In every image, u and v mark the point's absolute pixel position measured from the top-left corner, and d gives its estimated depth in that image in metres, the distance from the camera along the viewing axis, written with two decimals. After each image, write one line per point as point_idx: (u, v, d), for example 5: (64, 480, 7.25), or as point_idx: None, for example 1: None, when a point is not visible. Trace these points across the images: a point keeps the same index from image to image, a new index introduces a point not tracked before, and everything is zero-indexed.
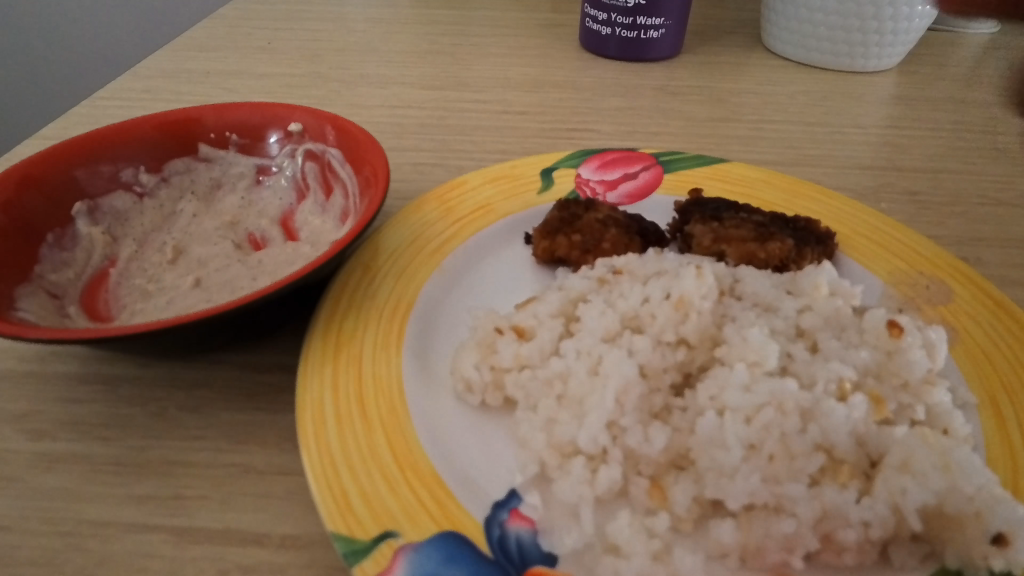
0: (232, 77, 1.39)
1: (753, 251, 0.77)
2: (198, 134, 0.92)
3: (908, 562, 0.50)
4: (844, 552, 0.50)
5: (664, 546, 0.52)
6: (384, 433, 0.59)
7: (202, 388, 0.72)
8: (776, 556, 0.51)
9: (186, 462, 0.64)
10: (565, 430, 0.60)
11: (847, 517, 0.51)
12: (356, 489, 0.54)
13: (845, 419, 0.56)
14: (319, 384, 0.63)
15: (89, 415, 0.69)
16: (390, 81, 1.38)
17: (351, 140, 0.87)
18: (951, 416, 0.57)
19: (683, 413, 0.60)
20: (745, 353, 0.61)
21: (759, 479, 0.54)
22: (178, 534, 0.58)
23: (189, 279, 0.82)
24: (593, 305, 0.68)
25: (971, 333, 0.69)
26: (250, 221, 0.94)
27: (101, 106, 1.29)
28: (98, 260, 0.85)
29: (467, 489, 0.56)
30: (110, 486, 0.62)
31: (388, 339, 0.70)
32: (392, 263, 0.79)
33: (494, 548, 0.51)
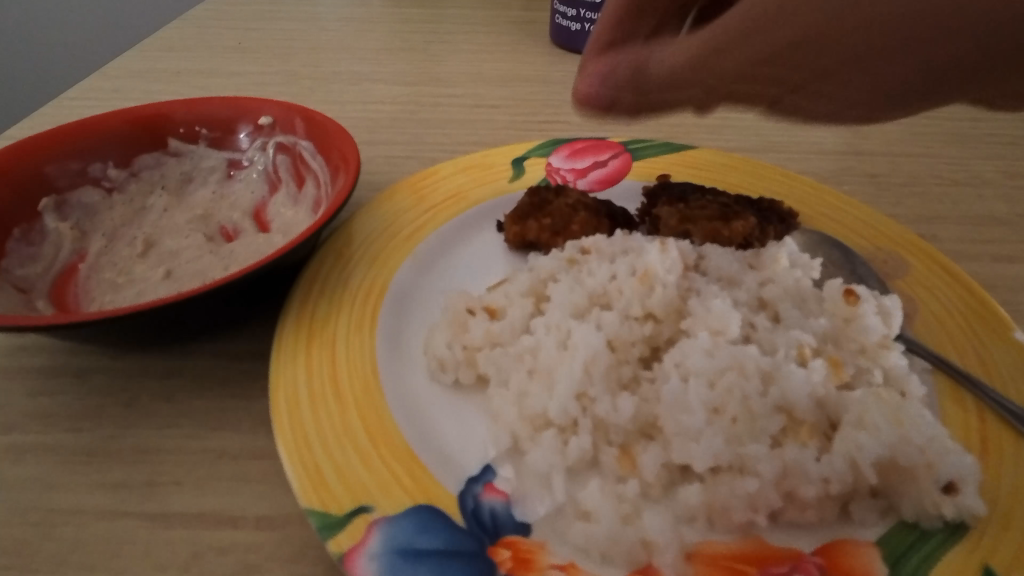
0: (202, 76, 1.38)
1: (718, 229, 0.79)
2: (168, 129, 0.92)
3: (865, 514, 0.52)
4: (806, 509, 0.52)
5: (633, 510, 0.54)
6: (358, 412, 0.60)
7: (175, 376, 0.72)
8: (741, 515, 0.52)
9: (159, 449, 0.64)
10: (537, 401, 0.61)
11: (808, 474, 0.53)
12: (330, 464, 0.55)
13: (804, 381, 0.57)
14: (293, 366, 0.63)
15: (59, 407, 0.68)
16: (363, 77, 1.38)
17: (322, 130, 0.87)
18: (907, 378, 0.60)
19: (650, 384, 0.62)
20: (708, 323, 0.63)
21: (722, 441, 0.56)
22: (152, 519, 0.58)
23: (160, 271, 0.82)
24: (562, 283, 0.70)
25: (926, 302, 0.72)
26: (221, 213, 0.94)
27: (68, 105, 1.27)
28: (67, 255, 0.84)
29: (440, 463, 0.57)
30: (82, 475, 0.61)
31: (362, 321, 0.70)
32: (365, 249, 0.80)
33: (467, 518, 0.52)
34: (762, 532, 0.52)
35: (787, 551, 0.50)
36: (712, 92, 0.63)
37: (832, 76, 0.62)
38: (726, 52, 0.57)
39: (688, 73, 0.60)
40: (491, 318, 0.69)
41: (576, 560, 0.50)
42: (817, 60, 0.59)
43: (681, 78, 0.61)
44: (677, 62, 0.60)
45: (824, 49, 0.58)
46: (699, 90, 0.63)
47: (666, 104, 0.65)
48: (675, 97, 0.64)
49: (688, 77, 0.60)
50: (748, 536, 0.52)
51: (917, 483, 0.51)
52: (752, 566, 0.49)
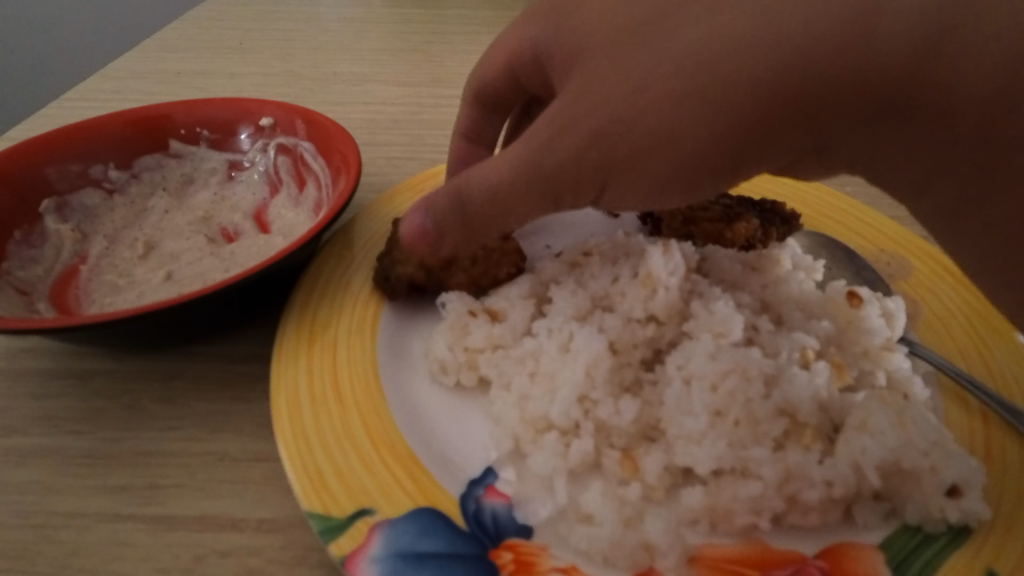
0: (204, 76, 1.38)
1: (721, 232, 0.79)
2: (169, 130, 0.92)
3: (868, 518, 0.52)
4: (809, 512, 0.52)
5: (636, 513, 0.54)
6: (359, 415, 0.60)
7: (176, 379, 0.71)
8: (743, 519, 0.52)
9: (160, 452, 0.64)
10: (538, 405, 0.61)
11: (811, 477, 0.53)
12: (332, 467, 0.55)
13: (808, 384, 0.57)
14: (294, 370, 0.63)
15: (60, 409, 0.68)
16: (364, 78, 1.38)
17: (323, 132, 0.87)
18: (911, 382, 0.59)
19: (653, 387, 0.62)
20: (711, 326, 0.63)
21: (725, 444, 0.56)
22: (153, 522, 0.58)
23: (161, 274, 0.82)
24: (564, 287, 0.70)
25: (928, 303, 0.72)
26: (222, 215, 0.94)
27: (70, 107, 1.28)
28: (68, 256, 0.84)
29: (442, 466, 0.57)
30: (83, 478, 0.62)
31: (363, 324, 0.70)
32: (366, 251, 0.79)
33: (469, 521, 0.52)
34: (765, 536, 0.52)
35: (790, 555, 0.50)
36: (600, 183, 0.56)
37: (692, 179, 0.55)
38: (579, 171, 0.55)
39: (530, 208, 0.57)
40: (492, 322, 0.69)
41: (578, 564, 0.50)
42: (687, 160, 0.54)
43: (499, 203, 0.57)
44: (490, 190, 0.57)
45: (692, 156, 0.53)
46: (579, 189, 0.56)
47: (509, 223, 0.60)
48: (549, 206, 0.58)
49: (504, 205, 0.58)
50: (751, 540, 0.52)
51: (921, 487, 0.51)
52: (755, 569, 0.49)
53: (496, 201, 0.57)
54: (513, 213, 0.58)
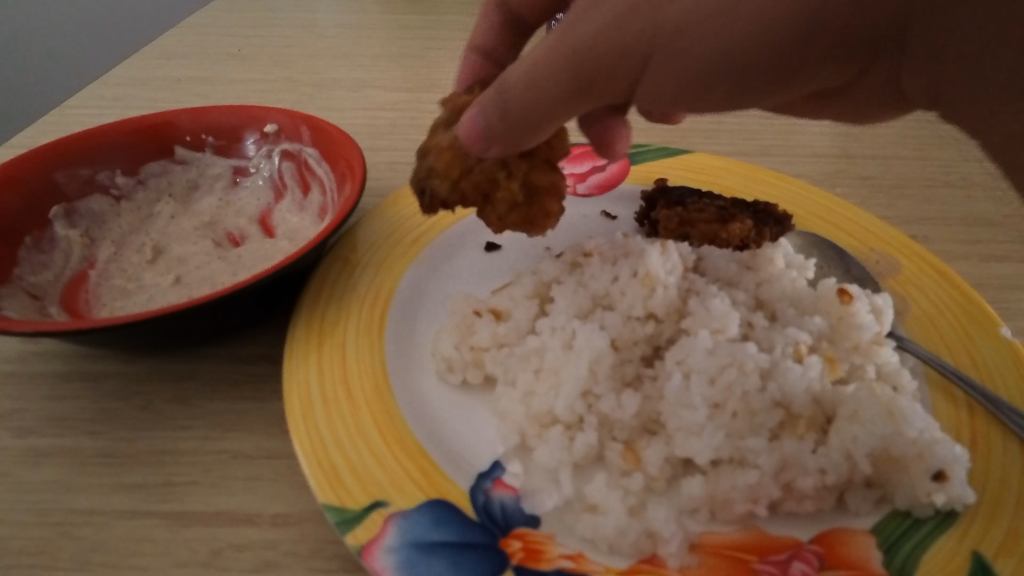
0: (204, 83, 1.40)
1: (716, 232, 0.82)
2: (174, 137, 0.93)
3: (860, 504, 0.54)
4: (804, 500, 0.55)
5: (639, 503, 0.56)
6: (370, 412, 0.62)
7: (188, 380, 0.73)
8: (741, 507, 0.54)
9: (175, 450, 0.66)
10: (543, 400, 0.63)
11: (805, 466, 0.55)
12: (345, 462, 0.57)
13: (802, 377, 0.60)
14: (305, 369, 0.65)
15: (75, 411, 0.70)
16: (363, 84, 1.40)
17: (327, 138, 0.89)
18: (899, 373, 0.62)
19: (653, 381, 0.64)
20: (709, 322, 0.65)
21: (723, 435, 0.58)
22: (170, 518, 0.59)
23: (170, 278, 0.83)
24: (566, 286, 0.72)
25: (915, 299, 0.75)
26: (228, 220, 0.96)
27: (71, 113, 1.29)
28: (77, 262, 0.86)
29: (451, 460, 0.59)
30: (100, 477, 0.63)
31: (370, 325, 0.72)
32: (371, 254, 0.82)
33: (479, 512, 0.54)
34: (762, 522, 0.54)
35: (786, 540, 0.52)
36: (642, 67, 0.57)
37: (754, 75, 0.58)
38: (613, 56, 0.55)
39: (559, 91, 0.56)
40: (496, 321, 0.71)
41: (584, 551, 0.52)
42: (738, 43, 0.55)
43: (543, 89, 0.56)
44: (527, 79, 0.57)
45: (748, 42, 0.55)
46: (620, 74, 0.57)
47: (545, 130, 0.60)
48: (585, 95, 0.57)
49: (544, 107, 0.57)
50: (749, 526, 0.54)
51: (909, 473, 0.54)
52: (753, 554, 0.51)
53: (530, 91, 0.57)
54: (546, 104, 0.57)
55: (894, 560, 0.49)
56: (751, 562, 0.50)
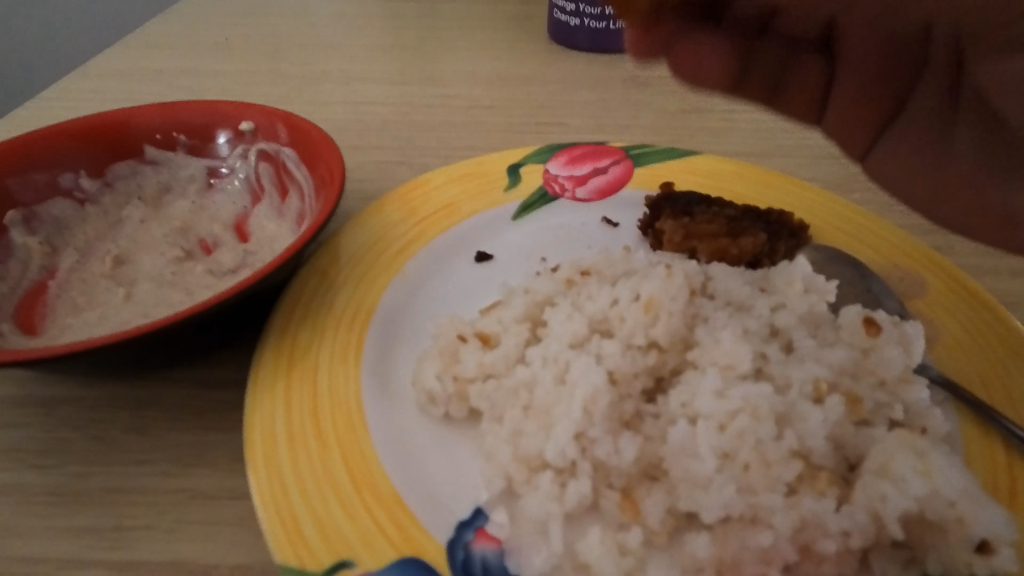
0: (188, 75, 1.33)
1: (725, 247, 0.77)
2: (143, 136, 0.87)
3: (886, 568, 0.48)
4: (824, 563, 0.48)
5: (636, 564, 0.50)
6: (340, 452, 0.56)
7: (149, 406, 0.67)
8: (753, 571, 0.48)
9: (129, 489, 0.60)
10: (532, 442, 0.57)
11: (825, 527, 0.49)
12: (308, 514, 0.51)
13: (821, 423, 0.53)
14: (271, 402, 0.59)
15: (24, 441, 0.64)
16: (353, 77, 1.33)
17: (307, 142, 0.82)
18: (928, 414, 0.56)
19: (655, 421, 0.58)
20: (717, 357, 0.59)
21: (734, 490, 0.51)
22: (118, 569, 0.54)
23: (120, 292, 0.76)
24: (560, 309, 0.66)
25: (946, 324, 0.68)
26: (201, 226, 0.89)
27: (47, 107, 1.22)
28: (35, 272, 0.80)
29: (429, 508, 0.53)
30: (45, 518, 0.57)
31: (347, 349, 0.66)
32: (351, 267, 0.75)
33: (457, 572, 0.49)
34: None
35: None
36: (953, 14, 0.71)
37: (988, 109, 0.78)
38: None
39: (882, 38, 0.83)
40: (483, 348, 0.64)
41: None
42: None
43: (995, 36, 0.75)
44: None
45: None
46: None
47: None
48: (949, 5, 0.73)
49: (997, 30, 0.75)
50: None
51: (946, 539, 0.47)
52: None
53: None
54: None
55: None
56: None
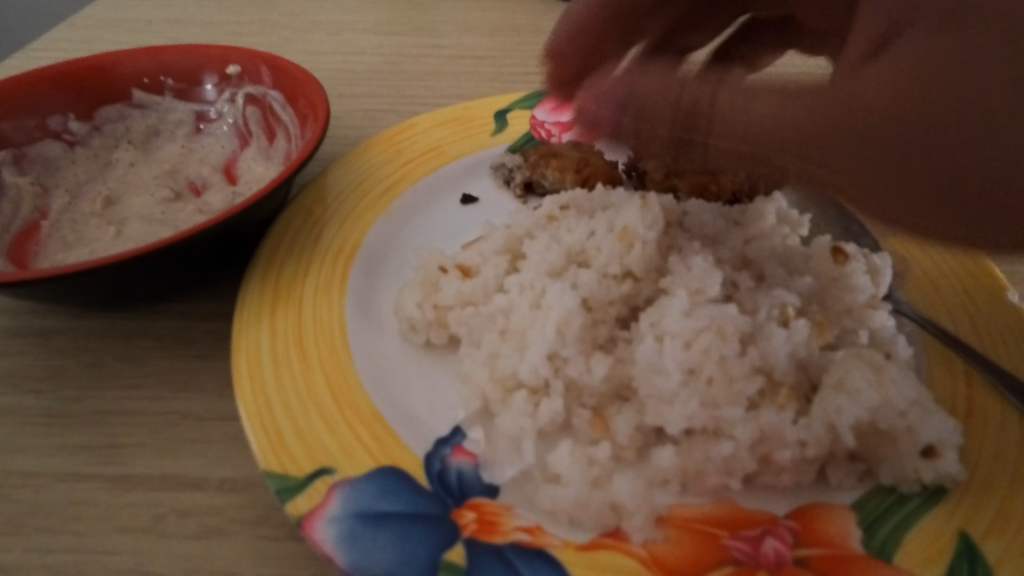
0: (177, 25, 1.32)
1: (705, 184, 0.78)
2: (129, 79, 0.88)
3: (842, 478, 0.51)
4: (782, 473, 0.51)
5: (604, 474, 0.52)
6: (323, 374, 0.58)
7: (140, 336, 0.69)
8: (715, 479, 0.51)
9: (121, 411, 0.62)
10: (507, 362, 0.59)
11: (784, 437, 0.51)
12: (291, 427, 0.53)
13: (785, 341, 0.56)
14: (257, 329, 0.61)
15: (20, 368, 0.66)
16: (343, 27, 1.32)
17: (290, 79, 0.84)
18: (894, 341, 0.57)
19: (627, 345, 0.60)
20: (688, 282, 0.60)
21: (697, 404, 0.54)
22: (113, 481, 0.57)
23: (111, 230, 0.78)
24: (537, 241, 0.67)
25: (917, 260, 0.70)
26: (190, 168, 0.90)
27: (34, 57, 1.22)
28: (28, 212, 0.81)
29: (409, 427, 0.56)
30: (42, 437, 0.60)
31: (331, 283, 0.68)
32: (337, 205, 0.76)
33: (432, 481, 0.51)
34: (737, 495, 0.51)
35: (761, 514, 0.49)
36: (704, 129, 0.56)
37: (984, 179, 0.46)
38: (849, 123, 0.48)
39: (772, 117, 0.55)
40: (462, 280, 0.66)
41: (541, 523, 0.49)
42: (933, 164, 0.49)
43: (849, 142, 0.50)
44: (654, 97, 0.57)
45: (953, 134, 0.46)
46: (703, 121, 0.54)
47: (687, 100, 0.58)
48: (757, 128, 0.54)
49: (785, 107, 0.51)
50: (723, 500, 0.51)
51: (896, 447, 0.50)
52: (724, 529, 0.48)
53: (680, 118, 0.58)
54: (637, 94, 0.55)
55: (875, 539, 0.46)
56: (721, 538, 0.48)
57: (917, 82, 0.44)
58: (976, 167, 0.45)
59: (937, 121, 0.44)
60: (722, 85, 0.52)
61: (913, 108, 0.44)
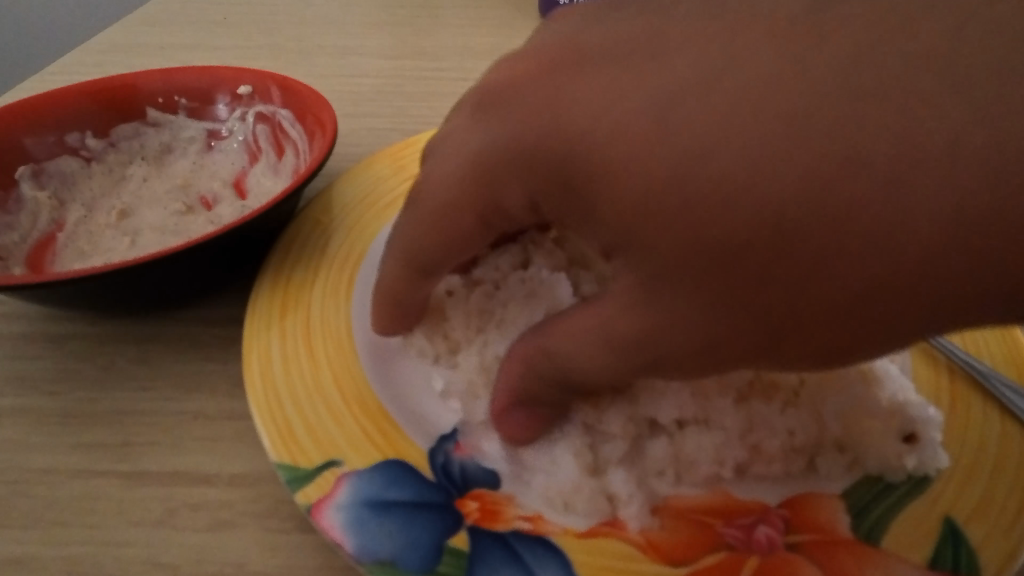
0: (188, 50, 1.37)
1: None
2: (145, 98, 0.91)
3: (830, 468, 0.53)
4: (772, 462, 0.54)
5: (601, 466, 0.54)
6: (330, 372, 0.61)
7: (152, 340, 0.71)
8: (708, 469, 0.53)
9: (134, 411, 0.64)
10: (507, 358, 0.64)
11: (772, 427, 0.55)
12: (301, 421, 0.55)
13: None
14: (267, 331, 0.64)
15: (36, 371, 0.68)
16: (349, 51, 1.37)
17: (299, 98, 0.87)
18: None
19: None
20: None
21: (688, 395, 0.57)
22: (126, 477, 0.58)
23: (125, 241, 0.81)
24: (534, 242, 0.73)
25: None
26: (202, 183, 0.93)
27: (50, 80, 1.26)
28: (45, 224, 0.85)
29: (414, 422, 0.58)
30: (58, 436, 0.62)
31: (338, 288, 0.70)
32: (343, 215, 0.79)
33: (436, 472, 0.53)
34: (729, 485, 0.53)
35: (753, 504, 0.51)
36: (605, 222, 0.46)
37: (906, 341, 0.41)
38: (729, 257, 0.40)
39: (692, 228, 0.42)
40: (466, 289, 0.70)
41: (542, 512, 0.51)
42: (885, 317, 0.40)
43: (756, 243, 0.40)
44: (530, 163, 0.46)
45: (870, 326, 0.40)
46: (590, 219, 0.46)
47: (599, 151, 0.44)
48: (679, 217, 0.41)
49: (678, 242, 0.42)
50: (715, 489, 0.53)
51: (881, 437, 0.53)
52: (717, 517, 0.50)
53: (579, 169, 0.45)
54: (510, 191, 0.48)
55: (863, 525, 0.49)
56: (716, 526, 0.50)
57: (838, 258, 0.38)
58: (931, 297, 0.38)
59: (812, 277, 0.39)
60: (625, 179, 0.42)
61: (770, 263, 0.39)
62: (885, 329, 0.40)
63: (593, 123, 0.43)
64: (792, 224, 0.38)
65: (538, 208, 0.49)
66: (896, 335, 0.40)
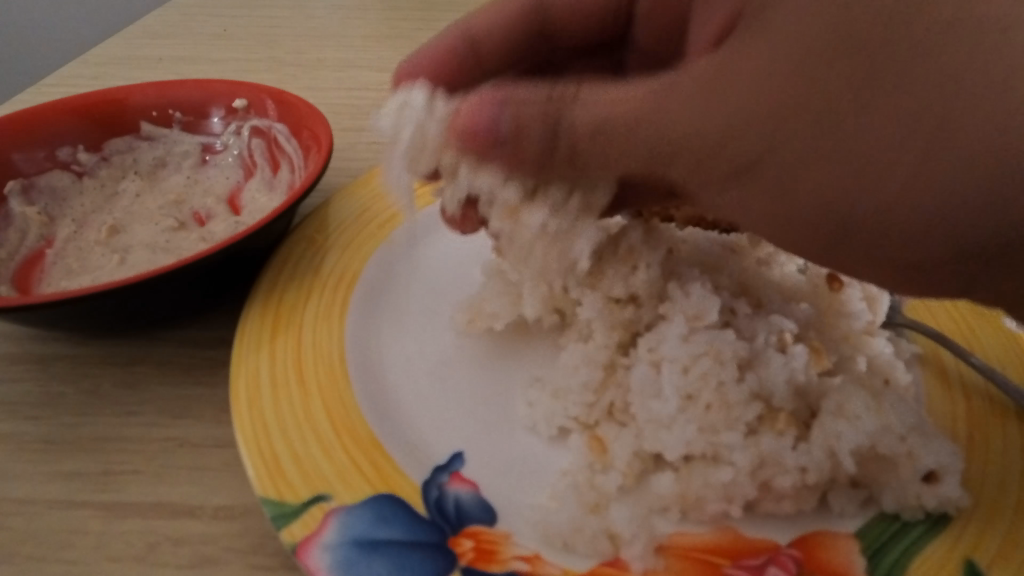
0: (187, 62, 1.36)
1: None
2: (139, 112, 0.90)
3: (844, 505, 0.50)
4: (782, 500, 0.51)
5: (602, 502, 0.52)
6: (321, 400, 0.58)
7: (139, 362, 0.69)
8: (715, 506, 0.50)
9: (118, 438, 0.62)
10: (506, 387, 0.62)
11: (784, 463, 0.51)
12: (288, 453, 0.53)
13: (783, 367, 0.55)
14: (256, 355, 0.61)
15: (19, 394, 0.66)
16: (348, 64, 1.36)
17: (295, 113, 0.86)
18: (892, 365, 0.58)
19: (627, 371, 0.60)
20: (685, 309, 0.60)
21: (694, 429, 0.54)
22: (107, 509, 0.56)
23: (115, 258, 0.79)
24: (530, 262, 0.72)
25: None
26: (195, 199, 0.91)
27: (48, 92, 1.25)
28: (34, 240, 0.83)
29: (407, 453, 0.55)
30: (37, 463, 0.60)
31: (331, 310, 0.68)
32: (338, 234, 0.77)
33: (430, 509, 0.51)
34: (737, 523, 0.50)
35: (763, 544, 0.49)
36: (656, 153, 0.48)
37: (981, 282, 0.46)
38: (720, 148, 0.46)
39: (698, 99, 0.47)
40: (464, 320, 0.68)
41: (541, 552, 0.48)
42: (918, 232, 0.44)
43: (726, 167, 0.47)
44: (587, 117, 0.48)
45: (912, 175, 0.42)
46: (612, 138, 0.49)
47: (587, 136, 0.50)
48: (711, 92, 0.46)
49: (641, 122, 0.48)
50: (723, 528, 0.50)
51: (898, 474, 0.50)
52: (724, 558, 0.47)
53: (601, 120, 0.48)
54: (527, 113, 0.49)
55: (880, 567, 0.45)
56: (722, 567, 0.47)
57: (870, 113, 0.42)
58: (931, 232, 0.43)
59: (819, 186, 0.45)
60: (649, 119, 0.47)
61: (801, 147, 0.44)
62: (845, 221, 0.46)
63: (662, 103, 0.47)
64: (812, 98, 0.43)
65: (565, 137, 0.50)
66: (895, 224, 0.44)
